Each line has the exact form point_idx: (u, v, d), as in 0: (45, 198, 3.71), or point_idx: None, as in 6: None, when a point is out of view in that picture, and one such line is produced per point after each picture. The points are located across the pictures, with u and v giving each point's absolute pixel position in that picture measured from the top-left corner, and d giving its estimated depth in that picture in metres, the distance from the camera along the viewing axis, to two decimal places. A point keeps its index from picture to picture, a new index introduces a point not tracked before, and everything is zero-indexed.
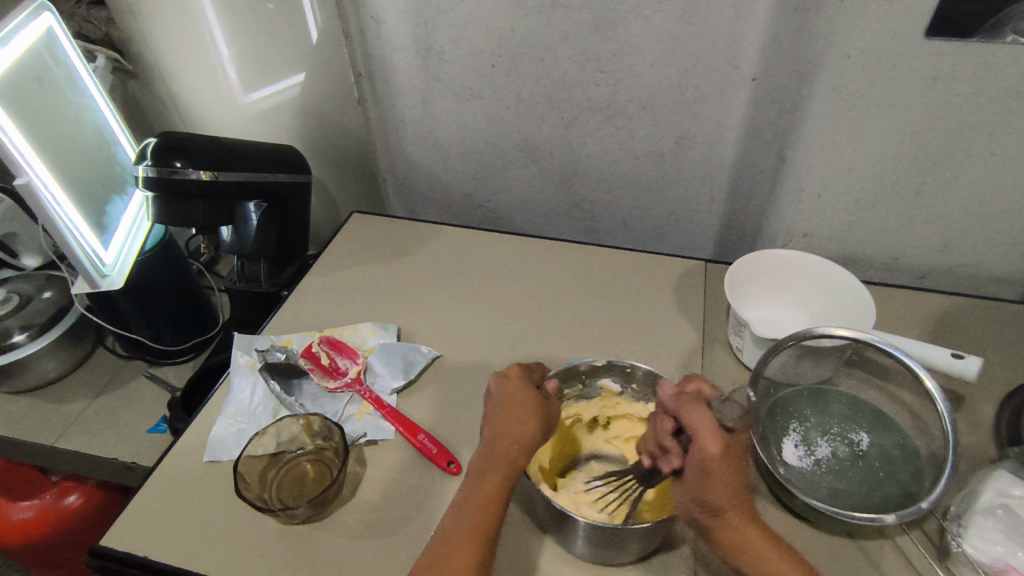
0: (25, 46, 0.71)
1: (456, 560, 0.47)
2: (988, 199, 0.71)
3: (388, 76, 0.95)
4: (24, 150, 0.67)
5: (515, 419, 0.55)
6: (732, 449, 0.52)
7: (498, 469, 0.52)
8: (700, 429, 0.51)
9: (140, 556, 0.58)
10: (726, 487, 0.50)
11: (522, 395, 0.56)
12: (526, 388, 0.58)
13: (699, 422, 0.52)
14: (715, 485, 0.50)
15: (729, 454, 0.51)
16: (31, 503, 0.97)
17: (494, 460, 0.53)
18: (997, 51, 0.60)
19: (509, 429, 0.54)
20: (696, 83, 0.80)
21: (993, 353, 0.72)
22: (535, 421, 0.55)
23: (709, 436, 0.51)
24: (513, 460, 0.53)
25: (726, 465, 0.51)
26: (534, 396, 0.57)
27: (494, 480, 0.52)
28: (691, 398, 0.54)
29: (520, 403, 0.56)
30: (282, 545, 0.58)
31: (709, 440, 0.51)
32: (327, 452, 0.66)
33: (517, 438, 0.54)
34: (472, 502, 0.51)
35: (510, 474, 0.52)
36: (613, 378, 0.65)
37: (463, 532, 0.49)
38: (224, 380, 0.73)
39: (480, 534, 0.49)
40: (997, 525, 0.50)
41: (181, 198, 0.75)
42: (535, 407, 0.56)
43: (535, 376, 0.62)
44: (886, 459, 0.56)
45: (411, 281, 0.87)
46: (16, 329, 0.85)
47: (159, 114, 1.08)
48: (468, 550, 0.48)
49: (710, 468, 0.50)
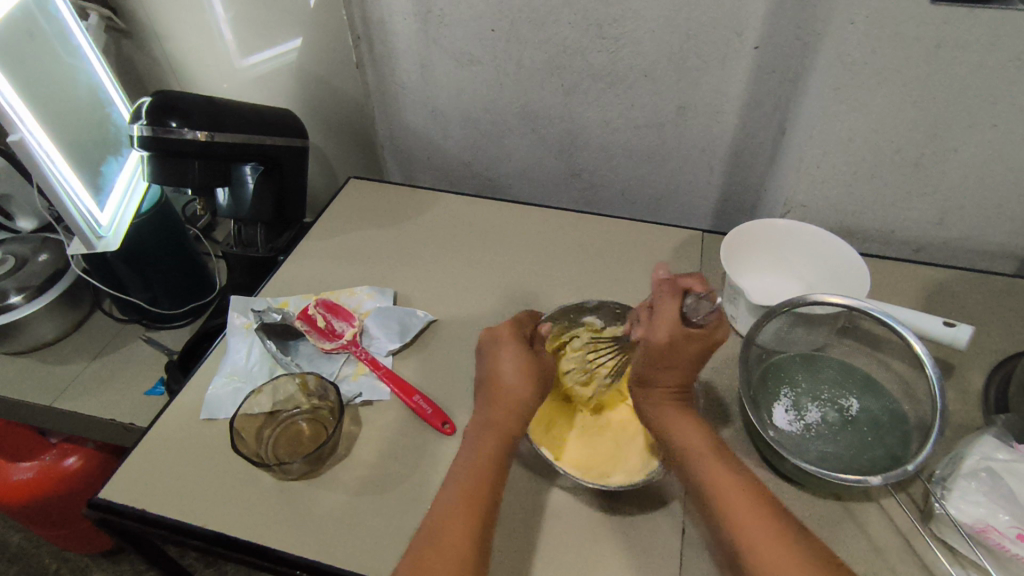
0: (15, 1, 0.70)
1: (455, 522, 0.49)
2: (987, 172, 0.71)
3: (387, 39, 0.93)
4: (17, 106, 0.66)
5: (507, 383, 0.58)
6: (688, 339, 0.58)
7: (494, 440, 0.55)
8: (659, 319, 0.59)
9: (138, 508, 0.59)
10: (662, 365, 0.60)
11: (510, 353, 0.60)
12: (514, 344, 0.62)
13: (665, 311, 0.59)
14: (654, 364, 0.60)
15: (682, 338, 0.58)
16: (31, 465, 0.98)
17: (489, 430, 0.56)
18: (1003, 19, 0.59)
19: (505, 395, 0.58)
20: (698, 51, 0.79)
21: (985, 324, 0.73)
22: (525, 378, 0.58)
23: (663, 325, 0.58)
24: (508, 422, 0.56)
25: (670, 352, 0.59)
26: (521, 357, 0.60)
27: (489, 445, 0.54)
28: (673, 288, 0.60)
29: (507, 366, 0.60)
30: (280, 500, 0.59)
31: (662, 328, 0.58)
32: (322, 411, 0.67)
33: (511, 403, 0.57)
34: (470, 466, 0.53)
35: (505, 439, 0.55)
36: (600, 317, 0.68)
37: (458, 502, 0.50)
38: (221, 342, 0.74)
39: (480, 494, 0.51)
40: (980, 487, 0.51)
41: (176, 157, 0.74)
42: (526, 377, 0.59)
43: (527, 324, 0.66)
44: (875, 425, 0.57)
45: (409, 246, 0.87)
46: (13, 290, 0.85)
47: (155, 76, 1.07)
48: (468, 512, 0.50)
49: (654, 351, 0.59)
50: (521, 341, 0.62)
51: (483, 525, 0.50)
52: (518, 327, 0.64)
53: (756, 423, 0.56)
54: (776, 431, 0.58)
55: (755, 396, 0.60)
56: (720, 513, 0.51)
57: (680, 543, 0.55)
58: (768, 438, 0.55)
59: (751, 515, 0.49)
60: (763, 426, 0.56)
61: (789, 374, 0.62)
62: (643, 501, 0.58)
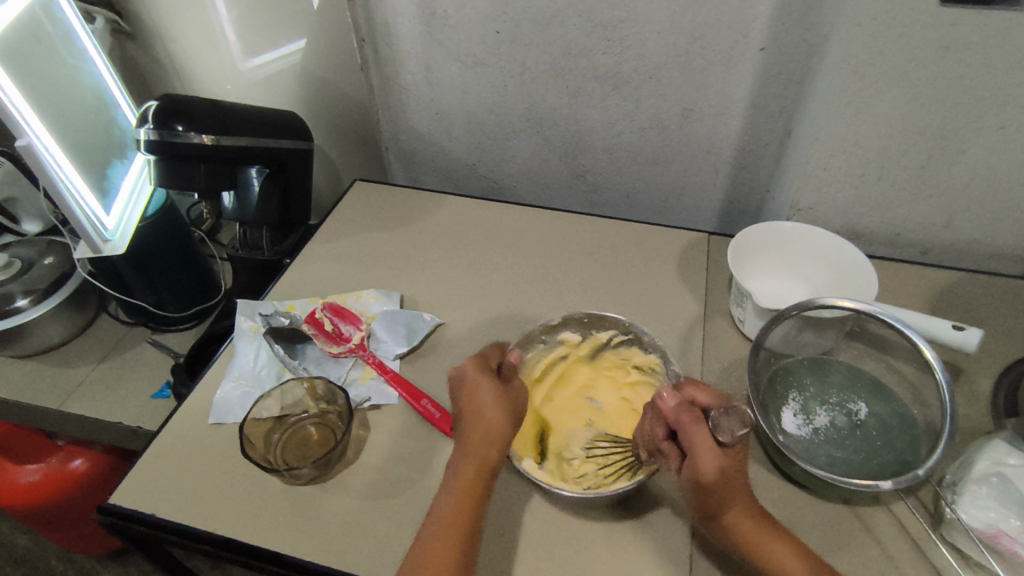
0: (21, 5, 0.70)
1: (436, 555, 0.50)
2: (996, 173, 0.71)
3: (392, 41, 0.93)
4: (25, 111, 0.66)
5: (482, 414, 0.56)
6: (735, 461, 0.51)
7: (475, 460, 0.54)
8: (698, 451, 0.50)
9: (147, 513, 0.59)
10: (727, 498, 0.50)
11: (480, 384, 0.58)
12: (484, 375, 0.59)
13: (699, 443, 0.50)
14: (718, 498, 0.50)
15: (730, 461, 0.50)
16: (37, 467, 0.98)
17: (465, 461, 0.55)
18: (1012, 20, 0.59)
19: (481, 427, 0.56)
20: (704, 53, 0.79)
21: (993, 328, 0.73)
22: (498, 409, 0.56)
23: (708, 456, 0.50)
24: (484, 455, 0.55)
25: (728, 483, 0.50)
26: (494, 387, 0.57)
27: (467, 478, 0.54)
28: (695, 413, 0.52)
29: (480, 396, 0.57)
30: (289, 505, 0.59)
31: (709, 461, 0.50)
32: (331, 416, 0.67)
33: (487, 436, 0.55)
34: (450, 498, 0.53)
35: (482, 472, 0.54)
36: (572, 330, 0.69)
37: (447, 519, 0.52)
38: (228, 346, 0.74)
39: (460, 528, 0.52)
40: (991, 492, 0.51)
41: (183, 160, 0.74)
42: (500, 400, 0.57)
43: (494, 356, 0.62)
44: (884, 429, 0.57)
45: (414, 249, 0.87)
46: (19, 294, 0.86)
47: (159, 79, 1.07)
48: (447, 543, 0.51)
49: (712, 487, 0.50)
50: (489, 371, 0.59)
51: (465, 554, 0.51)
52: (485, 358, 0.60)
53: (766, 428, 0.56)
54: (785, 436, 0.57)
55: (764, 400, 0.60)
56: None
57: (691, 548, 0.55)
58: (777, 443, 0.55)
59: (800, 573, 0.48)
60: (773, 431, 0.56)
61: (797, 378, 0.62)
62: (653, 505, 0.58)
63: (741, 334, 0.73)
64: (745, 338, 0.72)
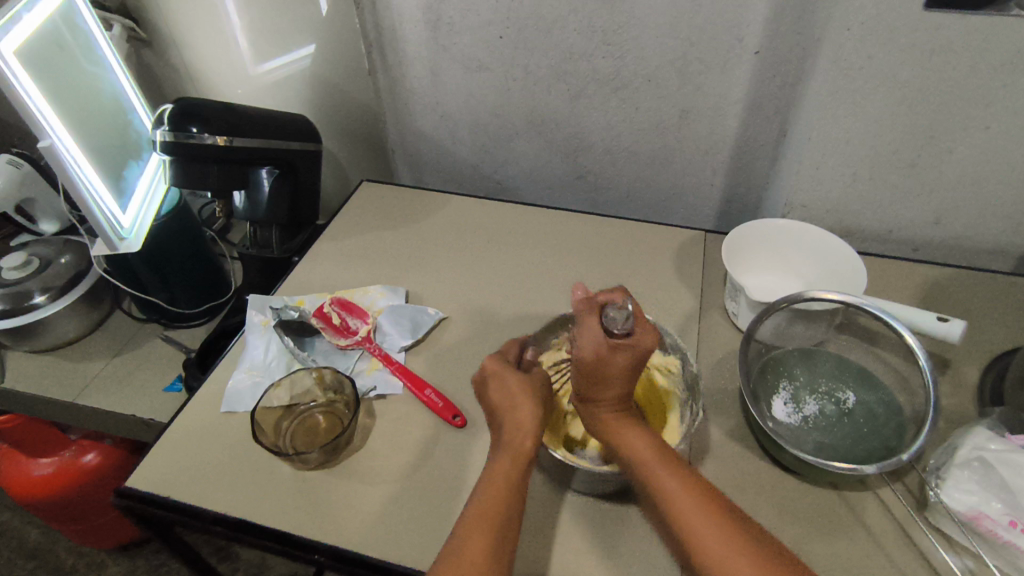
0: (46, 13, 0.73)
1: (473, 543, 0.49)
2: (983, 172, 0.73)
3: (398, 46, 0.96)
4: (46, 112, 0.69)
5: (514, 404, 0.58)
6: (610, 354, 0.55)
7: (509, 453, 0.55)
8: (581, 338, 0.56)
9: (163, 496, 0.61)
10: (599, 386, 0.57)
11: (506, 377, 0.61)
12: (505, 367, 0.62)
13: (585, 330, 0.56)
14: (588, 385, 0.58)
15: (604, 358, 0.55)
16: (50, 461, 1.01)
17: (501, 453, 0.55)
18: (996, 25, 0.61)
19: (515, 418, 0.57)
20: (700, 56, 0.82)
21: (982, 321, 0.75)
22: (528, 399, 0.58)
23: (587, 343, 0.56)
24: (519, 442, 0.56)
25: (596, 370, 0.56)
26: (519, 378, 0.60)
27: (504, 459, 0.55)
28: (589, 306, 0.57)
29: (506, 387, 0.60)
30: (298, 489, 0.61)
31: (586, 346, 0.56)
32: (338, 405, 0.69)
33: (521, 426, 0.56)
34: (487, 491, 0.52)
35: (518, 455, 0.55)
36: None
37: (484, 508, 0.51)
38: (239, 338, 0.77)
39: (499, 517, 0.51)
40: (973, 476, 0.53)
41: (197, 161, 0.77)
42: (524, 388, 0.59)
43: (512, 353, 0.66)
44: (871, 417, 0.59)
45: (419, 247, 0.89)
46: (36, 290, 0.89)
47: (173, 83, 1.11)
48: (491, 534, 0.50)
49: (585, 371, 0.56)
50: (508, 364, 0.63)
51: (506, 543, 0.50)
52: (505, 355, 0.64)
53: (756, 415, 0.58)
54: (774, 423, 0.60)
55: (754, 389, 0.62)
56: (660, 508, 0.51)
57: None
58: (767, 428, 0.57)
59: (691, 515, 0.48)
60: (762, 417, 0.59)
61: (787, 368, 0.64)
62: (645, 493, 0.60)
63: (735, 327, 0.75)
64: (739, 332, 0.74)
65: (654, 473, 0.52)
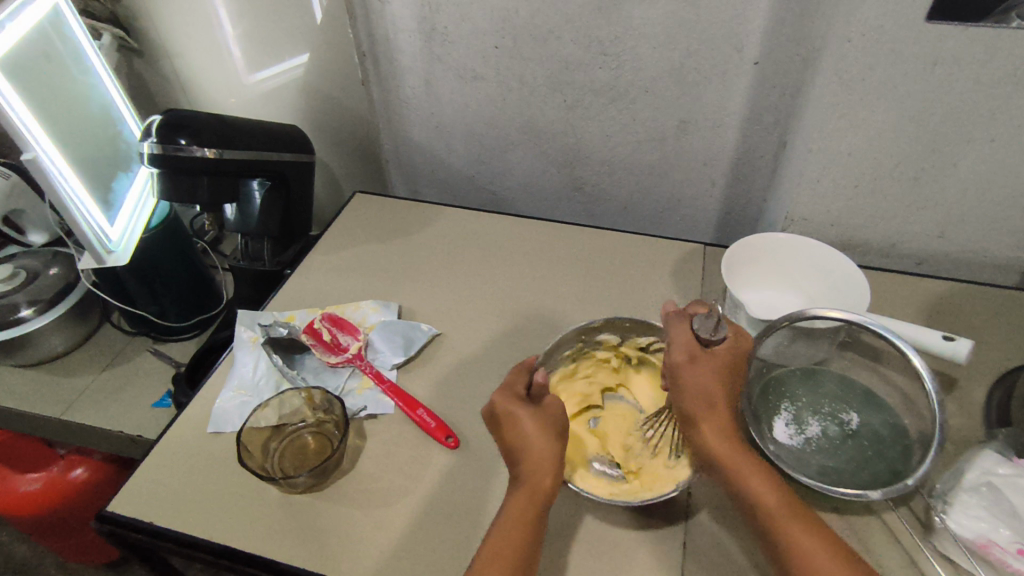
0: (33, 22, 0.72)
1: None
2: (986, 185, 0.71)
3: (392, 57, 0.95)
4: (30, 124, 0.67)
5: (528, 442, 0.55)
6: (709, 362, 0.56)
7: (526, 493, 0.53)
8: (675, 343, 0.58)
9: (145, 521, 0.59)
10: (699, 400, 0.55)
11: (518, 413, 0.57)
12: (518, 404, 0.58)
13: (677, 337, 0.59)
14: (687, 400, 0.55)
15: (699, 365, 0.56)
16: (38, 476, 0.98)
17: (516, 492, 0.53)
18: (999, 36, 0.60)
19: (530, 457, 0.54)
20: (698, 67, 0.80)
21: (986, 338, 0.73)
22: (544, 436, 0.55)
23: (679, 350, 0.58)
24: (536, 480, 0.53)
25: (698, 380, 0.56)
26: (533, 416, 0.57)
27: (519, 498, 0.53)
28: (679, 316, 0.61)
29: (519, 426, 0.56)
30: (286, 514, 0.59)
31: (677, 351, 0.58)
32: (327, 425, 0.67)
33: (539, 464, 0.54)
34: (499, 529, 0.51)
35: (535, 495, 0.52)
36: (614, 333, 0.69)
37: (498, 547, 0.50)
38: (228, 355, 0.75)
39: (518, 552, 0.50)
40: (981, 502, 0.51)
41: (186, 174, 0.75)
42: (533, 423, 0.56)
43: (519, 381, 0.61)
44: (875, 439, 0.57)
45: (413, 260, 0.88)
46: (23, 304, 0.86)
47: (165, 92, 1.09)
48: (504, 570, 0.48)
49: (684, 382, 0.56)
50: (519, 399, 0.59)
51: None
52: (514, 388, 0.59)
53: (757, 438, 0.57)
54: (776, 445, 0.58)
55: (755, 410, 0.60)
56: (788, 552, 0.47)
57: (682, 557, 0.56)
58: (768, 452, 0.56)
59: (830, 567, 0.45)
60: (763, 440, 0.57)
61: (789, 389, 0.62)
62: (644, 515, 0.59)
63: None
64: None
65: (775, 508, 0.49)
